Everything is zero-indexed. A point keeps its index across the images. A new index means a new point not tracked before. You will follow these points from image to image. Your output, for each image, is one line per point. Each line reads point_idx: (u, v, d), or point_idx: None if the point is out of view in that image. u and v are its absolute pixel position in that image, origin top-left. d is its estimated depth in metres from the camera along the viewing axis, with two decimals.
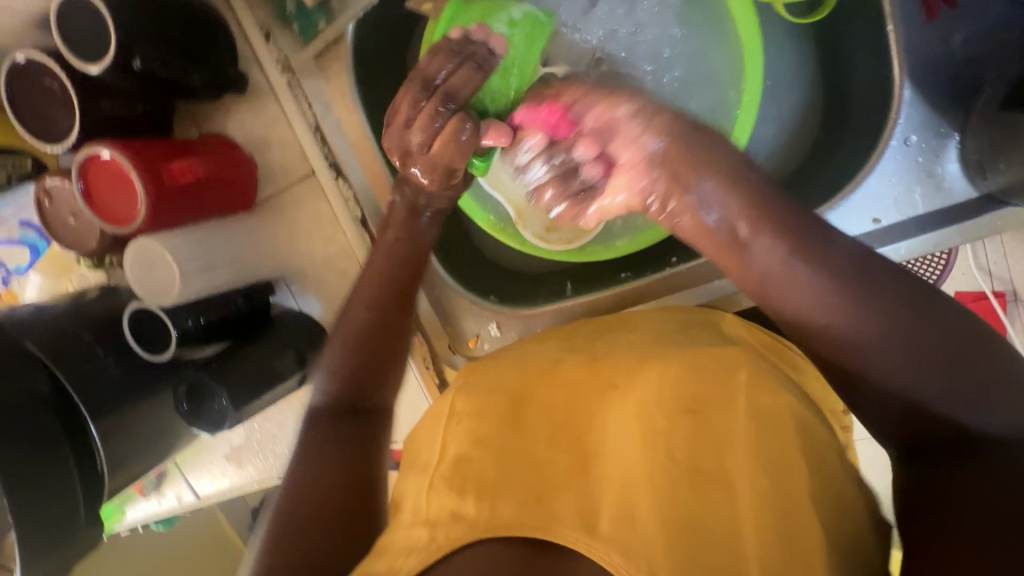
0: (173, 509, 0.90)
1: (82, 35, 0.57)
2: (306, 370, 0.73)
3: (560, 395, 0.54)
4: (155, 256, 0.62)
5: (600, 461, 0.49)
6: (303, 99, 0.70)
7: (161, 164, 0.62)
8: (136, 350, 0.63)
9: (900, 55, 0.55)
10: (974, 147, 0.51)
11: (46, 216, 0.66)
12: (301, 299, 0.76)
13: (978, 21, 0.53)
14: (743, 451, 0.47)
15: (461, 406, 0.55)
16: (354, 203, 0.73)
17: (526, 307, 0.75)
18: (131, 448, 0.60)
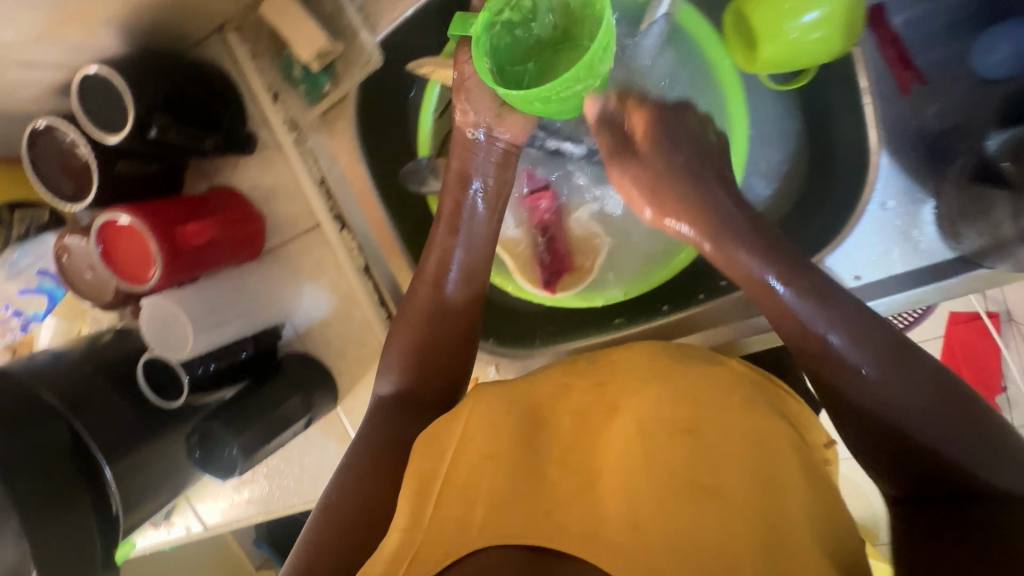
0: (179, 539, 0.98)
1: (101, 108, 0.61)
2: (312, 412, 0.78)
3: (571, 421, 0.57)
4: (170, 313, 0.66)
5: (603, 478, 0.52)
6: (309, 155, 0.75)
7: (175, 228, 0.65)
8: (145, 393, 0.68)
9: (880, 124, 0.57)
10: (946, 211, 0.54)
11: (64, 269, 0.72)
12: (308, 341, 0.80)
13: (944, 97, 0.61)
14: (734, 467, 0.50)
15: (474, 426, 0.57)
16: (357, 253, 0.77)
17: (523, 350, 0.79)
18: (139, 489, 0.67)
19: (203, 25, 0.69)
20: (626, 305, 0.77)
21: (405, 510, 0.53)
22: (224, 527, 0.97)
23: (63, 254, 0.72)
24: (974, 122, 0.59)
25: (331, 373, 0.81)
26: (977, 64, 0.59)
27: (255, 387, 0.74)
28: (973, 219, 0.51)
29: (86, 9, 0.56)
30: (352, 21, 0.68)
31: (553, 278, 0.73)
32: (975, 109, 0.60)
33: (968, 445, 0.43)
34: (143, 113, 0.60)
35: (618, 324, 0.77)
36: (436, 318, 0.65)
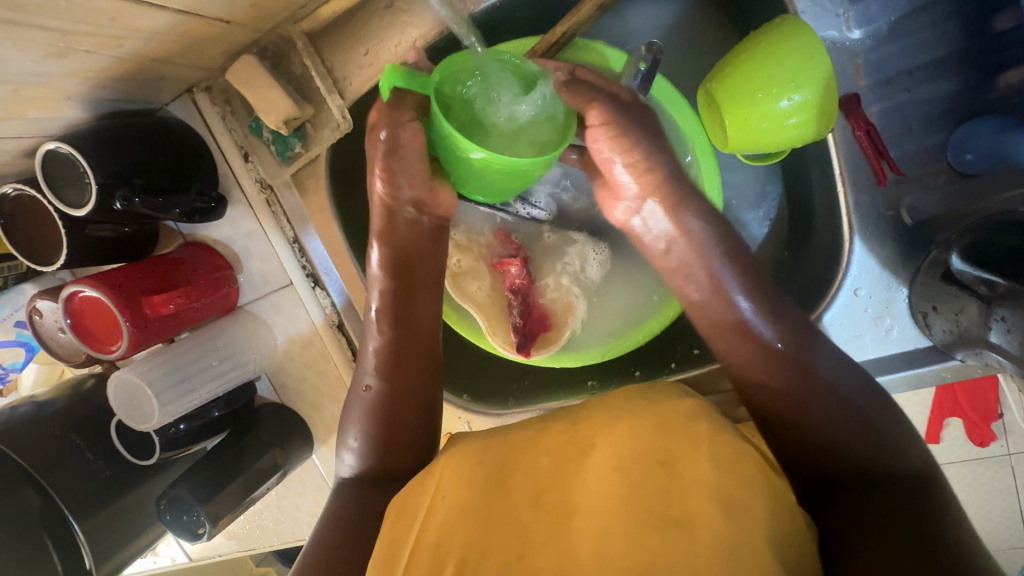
0: (167, 565, 1.03)
1: (69, 183, 0.62)
2: (287, 465, 0.79)
3: (547, 461, 0.52)
4: (135, 389, 0.70)
5: (580, 515, 0.47)
6: (282, 215, 0.75)
7: (141, 299, 0.66)
8: (121, 451, 0.76)
9: (852, 214, 0.58)
10: (918, 302, 0.56)
11: (38, 329, 0.73)
12: (282, 393, 0.82)
13: (924, 190, 0.55)
14: (705, 493, 0.45)
15: (449, 480, 0.53)
16: (331, 311, 0.79)
17: (495, 407, 0.80)
18: (116, 539, 0.73)
19: (172, 89, 0.69)
20: (601, 367, 0.79)
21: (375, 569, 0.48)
22: (207, 559, 1.01)
23: (35, 315, 0.72)
24: (954, 215, 0.53)
25: (306, 423, 0.82)
26: (954, 158, 0.53)
27: (226, 447, 0.76)
28: (951, 312, 0.53)
29: (44, 93, 0.56)
30: (320, 88, 0.68)
31: (528, 342, 0.72)
32: (962, 198, 0.53)
33: (872, 439, 0.51)
34: (104, 187, 0.60)
35: (591, 386, 0.80)
36: (398, 366, 0.65)
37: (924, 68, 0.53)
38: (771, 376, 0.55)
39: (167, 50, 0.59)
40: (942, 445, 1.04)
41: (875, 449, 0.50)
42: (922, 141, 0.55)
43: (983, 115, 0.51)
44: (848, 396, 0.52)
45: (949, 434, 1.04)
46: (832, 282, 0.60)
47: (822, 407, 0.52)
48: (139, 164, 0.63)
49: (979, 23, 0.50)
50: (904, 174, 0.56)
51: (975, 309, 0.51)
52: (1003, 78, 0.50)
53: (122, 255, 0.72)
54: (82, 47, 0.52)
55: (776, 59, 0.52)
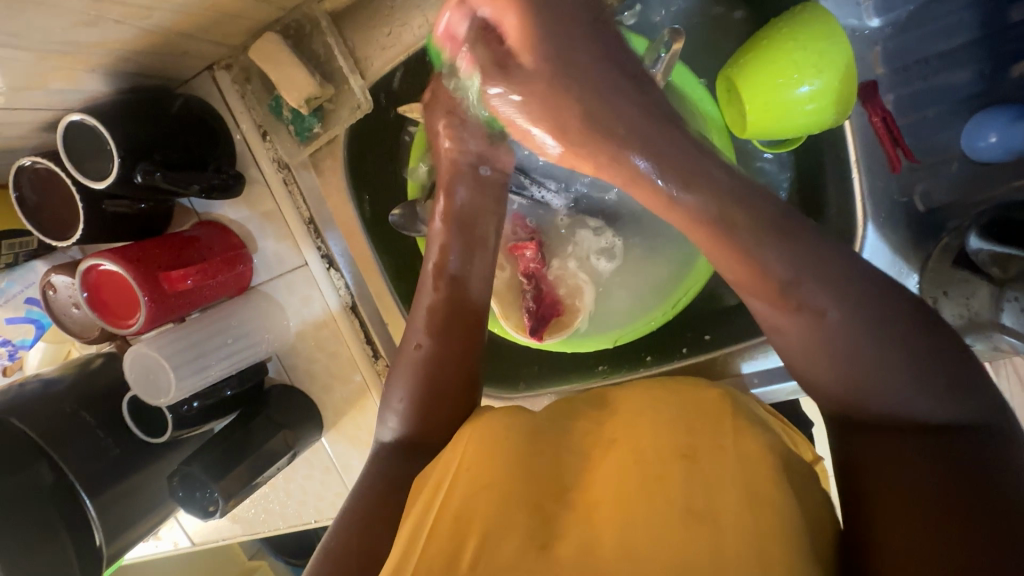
0: (168, 550, 1.02)
1: (89, 155, 0.62)
2: (297, 446, 0.79)
3: (570, 451, 0.53)
4: (153, 364, 0.70)
5: (604, 505, 0.47)
6: (298, 194, 0.75)
7: (159, 274, 0.66)
8: (133, 429, 0.75)
9: (867, 202, 0.60)
10: (929, 288, 0.57)
11: (51, 305, 0.73)
12: (293, 374, 0.82)
13: (937, 177, 0.57)
14: (729, 488, 0.44)
15: (469, 457, 0.51)
16: (345, 292, 0.79)
17: (506, 391, 0.81)
18: (125, 517, 0.73)
19: (193, 65, 0.69)
20: (612, 353, 0.80)
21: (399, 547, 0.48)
22: (209, 543, 1.01)
23: (49, 290, 0.72)
24: (965, 203, 0.55)
25: (316, 405, 0.83)
26: (969, 147, 0.54)
27: (239, 426, 0.76)
28: (964, 295, 0.53)
29: (71, 63, 0.56)
30: (342, 67, 0.68)
31: (540, 326, 0.73)
32: (975, 185, 0.55)
33: (945, 393, 0.41)
34: (126, 160, 0.61)
35: (601, 372, 0.80)
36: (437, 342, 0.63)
37: (942, 58, 0.55)
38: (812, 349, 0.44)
39: (192, 24, 0.59)
40: None
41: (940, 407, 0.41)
42: (939, 130, 0.56)
43: (995, 104, 0.53)
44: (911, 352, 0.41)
45: None
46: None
47: (872, 363, 0.42)
48: (162, 138, 0.64)
49: (995, 12, 0.51)
50: (919, 161, 0.57)
51: (986, 291, 0.52)
52: (1015, 68, 0.51)
53: (139, 232, 0.72)
54: (112, 16, 0.52)
55: (796, 43, 0.54)
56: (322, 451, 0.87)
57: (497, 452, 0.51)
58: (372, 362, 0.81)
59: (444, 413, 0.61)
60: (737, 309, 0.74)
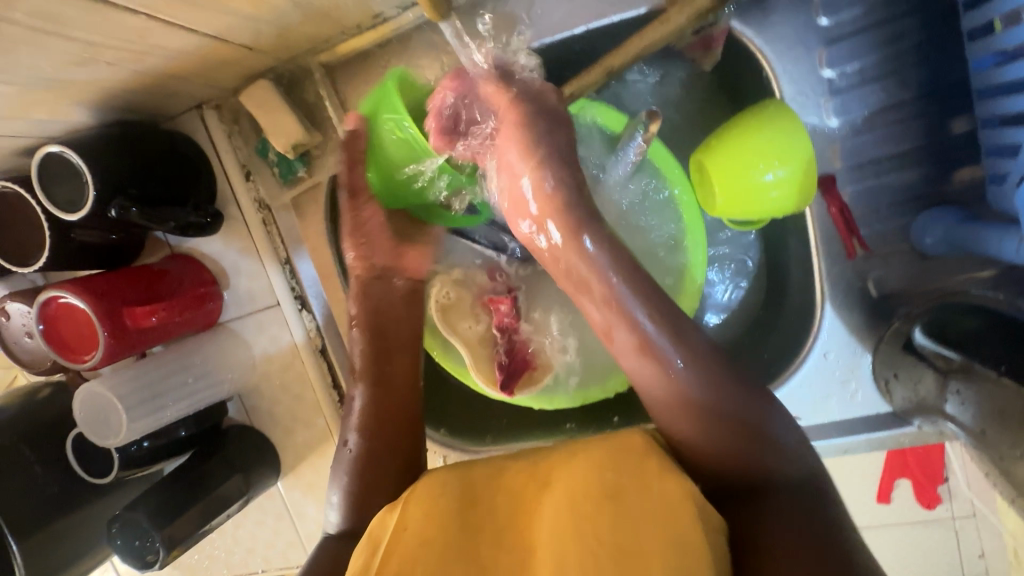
0: None
1: (63, 186, 0.61)
2: (250, 492, 0.76)
3: (505, 496, 0.50)
4: (106, 404, 0.68)
5: (538, 556, 0.44)
6: (276, 235, 0.75)
7: (123, 309, 0.64)
8: (76, 469, 0.71)
9: (824, 282, 0.63)
10: (880, 368, 0.61)
11: (3, 330, 0.70)
12: (253, 414, 0.80)
13: (890, 267, 0.61)
14: (653, 528, 0.42)
15: (413, 515, 0.49)
16: (316, 335, 0.78)
17: (473, 444, 0.81)
18: (54, 562, 0.68)
19: (182, 103, 0.69)
20: (581, 411, 0.80)
21: None
22: None
23: (2, 316, 0.69)
24: (912, 293, 0.60)
25: (274, 448, 0.80)
26: (919, 243, 0.58)
27: (191, 469, 0.73)
28: (908, 378, 0.58)
29: (56, 97, 0.56)
30: (332, 117, 0.70)
31: (511, 381, 0.73)
32: (921, 276, 0.59)
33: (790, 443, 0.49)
34: (101, 194, 0.60)
35: (570, 429, 0.81)
36: (389, 398, 0.68)
37: (895, 159, 0.59)
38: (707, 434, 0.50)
39: (185, 69, 0.60)
40: (891, 504, 1.10)
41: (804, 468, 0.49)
42: (894, 223, 0.60)
43: (938, 206, 0.57)
44: (767, 422, 0.50)
45: (899, 495, 1.09)
46: (805, 343, 0.64)
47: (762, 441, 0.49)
48: (140, 173, 0.63)
49: (939, 125, 0.56)
50: (871, 250, 0.61)
51: (930, 379, 0.54)
52: (958, 173, 0.57)
53: (107, 261, 0.71)
54: (105, 58, 0.52)
55: (758, 138, 0.58)
56: (277, 496, 0.84)
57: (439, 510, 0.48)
58: (337, 407, 0.79)
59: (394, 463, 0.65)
60: None
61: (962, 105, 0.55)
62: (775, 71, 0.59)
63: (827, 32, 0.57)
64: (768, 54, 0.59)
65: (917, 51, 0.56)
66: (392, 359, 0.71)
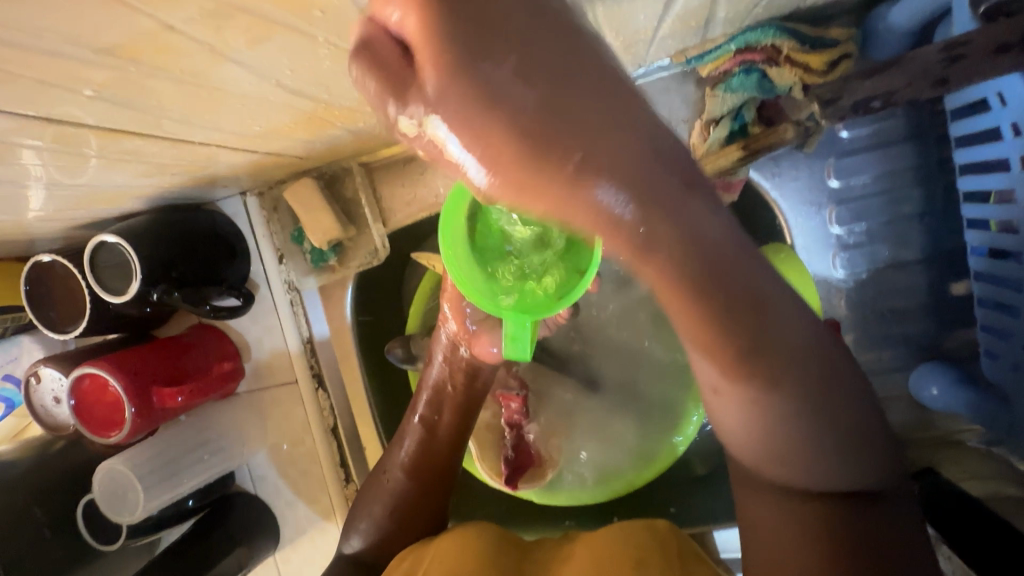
0: None
1: (110, 268, 0.65)
2: (248, 565, 0.78)
3: (535, 563, 0.53)
4: (123, 479, 0.69)
5: None
6: (301, 316, 0.78)
7: (152, 389, 0.67)
8: (81, 533, 0.72)
9: None
10: None
11: (31, 395, 0.73)
12: (258, 484, 0.82)
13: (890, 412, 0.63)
14: None
15: (439, 560, 0.52)
16: (329, 413, 0.80)
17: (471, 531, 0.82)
18: None
19: (229, 190, 0.74)
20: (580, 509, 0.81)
21: None
22: None
23: (33, 378, 0.73)
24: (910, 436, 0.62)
25: (275, 519, 0.82)
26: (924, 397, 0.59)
27: (194, 540, 0.75)
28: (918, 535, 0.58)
29: (120, 194, 0.60)
30: (367, 215, 0.74)
31: (515, 475, 0.75)
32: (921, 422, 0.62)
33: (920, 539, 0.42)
34: (145, 283, 0.64)
35: (568, 526, 0.82)
36: (426, 463, 0.66)
37: (896, 313, 0.62)
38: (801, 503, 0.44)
39: (241, 171, 0.63)
40: None
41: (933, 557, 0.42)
42: (893, 372, 0.63)
43: (937, 360, 0.60)
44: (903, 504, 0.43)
45: None
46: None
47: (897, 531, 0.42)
48: (186, 260, 0.68)
49: (939, 285, 0.60)
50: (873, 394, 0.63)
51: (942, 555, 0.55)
52: (958, 333, 0.59)
53: (138, 327, 0.75)
54: (172, 170, 0.56)
55: (772, 282, 0.60)
56: (270, 568, 0.84)
57: (468, 557, 0.51)
58: (342, 486, 0.81)
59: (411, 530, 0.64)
60: (708, 485, 0.77)
61: (962, 270, 0.58)
62: (788, 221, 0.63)
63: (837, 193, 0.60)
64: (783, 205, 0.62)
65: (920, 218, 0.59)
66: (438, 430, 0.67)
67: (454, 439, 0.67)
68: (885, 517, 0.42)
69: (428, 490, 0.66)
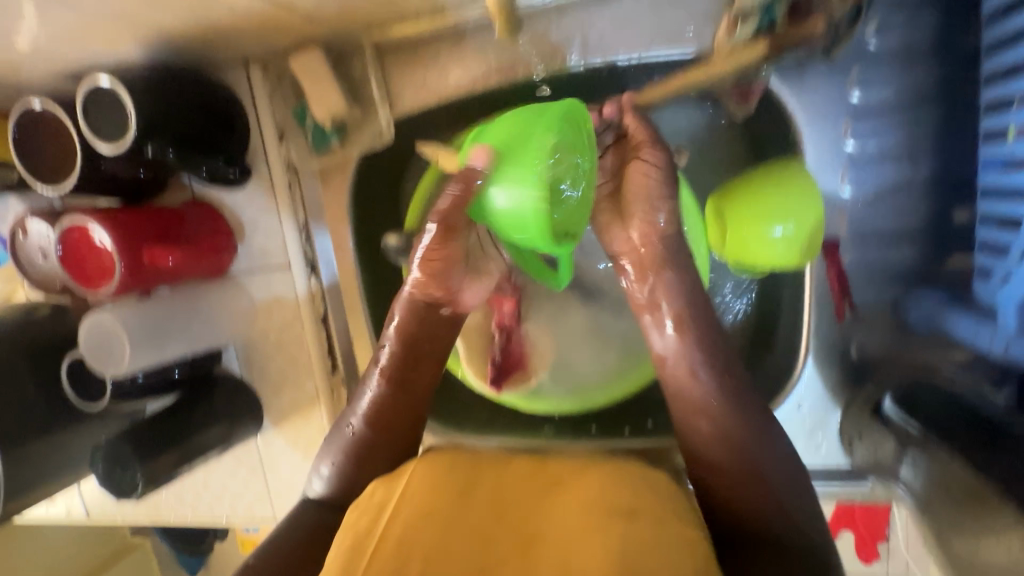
0: (60, 516, 1.01)
1: (102, 119, 0.62)
2: (230, 440, 0.80)
3: (506, 484, 0.55)
4: (110, 333, 0.67)
5: (541, 547, 0.47)
6: (299, 199, 0.77)
7: (144, 246, 0.66)
8: (66, 393, 0.73)
9: (809, 338, 0.66)
10: (849, 428, 0.66)
11: (18, 250, 0.72)
12: (245, 366, 0.83)
13: (870, 333, 0.65)
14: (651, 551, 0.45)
15: (418, 486, 0.55)
16: (320, 301, 0.80)
17: (452, 430, 0.84)
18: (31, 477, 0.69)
19: (230, 56, 0.70)
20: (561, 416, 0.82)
21: (337, 566, 0.47)
22: (103, 518, 1.00)
23: (19, 232, 0.71)
24: (888, 362, 0.63)
25: (260, 401, 0.83)
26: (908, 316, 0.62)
27: (177, 408, 0.76)
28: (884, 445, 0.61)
29: (116, 32, 0.57)
30: (375, 96, 0.72)
31: (501, 378, 0.78)
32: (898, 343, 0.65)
33: (791, 487, 0.54)
34: (141, 134, 0.61)
35: (547, 432, 0.82)
36: (404, 390, 0.66)
37: (893, 233, 0.62)
38: (707, 448, 0.56)
39: (242, 27, 0.61)
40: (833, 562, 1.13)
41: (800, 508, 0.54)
42: (880, 293, 0.64)
43: (923, 285, 0.62)
44: (780, 459, 0.55)
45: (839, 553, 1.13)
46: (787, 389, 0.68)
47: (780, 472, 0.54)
48: (180, 117, 0.65)
49: (944, 213, 0.60)
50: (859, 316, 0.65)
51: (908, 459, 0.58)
52: (950, 260, 0.60)
53: (131, 191, 0.72)
54: (174, 7, 0.53)
55: (771, 195, 0.61)
56: (254, 450, 0.88)
57: (448, 488, 0.53)
58: (328, 374, 0.82)
59: (385, 454, 0.65)
60: None
61: (966, 197, 0.59)
62: (803, 135, 0.62)
63: (856, 109, 0.60)
64: (800, 117, 0.62)
65: (936, 139, 0.59)
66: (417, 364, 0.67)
67: (432, 369, 0.67)
68: (762, 467, 0.55)
69: (402, 417, 0.66)
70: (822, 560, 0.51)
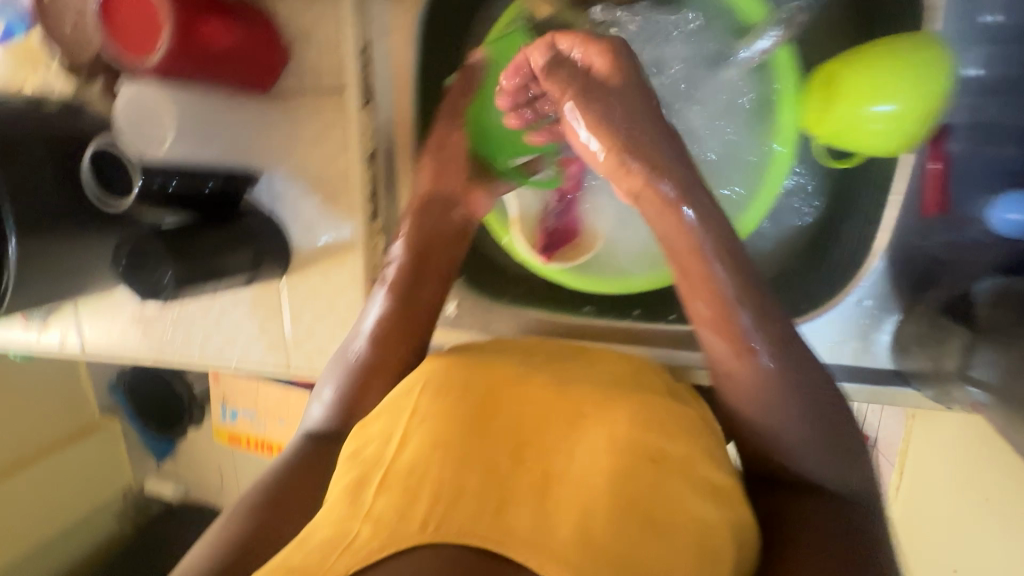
0: (52, 345, 0.97)
1: None
2: (256, 273, 0.76)
3: (526, 410, 0.58)
4: (155, 108, 0.63)
5: (560, 485, 0.51)
6: (364, 17, 0.70)
7: (200, 18, 0.60)
8: (87, 187, 0.64)
9: (889, 233, 0.65)
10: (907, 332, 0.65)
11: None
12: (278, 201, 0.78)
13: (953, 232, 0.64)
14: (668, 496, 0.51)
15: (431, 414, 0.58)
16: (370, 137, 0.74)
17: (489, 299, 0.81)
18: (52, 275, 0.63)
19: None
20: (603, 299, 0.80)
21: (347, 497, 0.53)
22: (99, 353, 0.95)
23: None
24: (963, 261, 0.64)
25: (289, 241, 0.79)
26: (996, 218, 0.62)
27: (208, 223, 0.72)
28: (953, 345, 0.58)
29: None
30: None
31: (551, 246, 0.76)
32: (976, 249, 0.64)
33: (826, 447, 0.55)
34: None
35: (587, 312, 0.80)
36: (412, 294, 0.70)
37: (1000, 128, 0.61)
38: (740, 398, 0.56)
39: None
40: None
41: (832, 460, 0.55)
42: (971, 194, 0.63)
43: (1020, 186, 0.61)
44: (817, 415, 0.55)
45: None
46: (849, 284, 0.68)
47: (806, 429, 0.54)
48: None
49: None
50: (948, 213, 0.63)
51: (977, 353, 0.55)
52: None
53: None
54: None
55: (880, 66, 0.58)
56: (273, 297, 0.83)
57: (457, 413, 0.58)
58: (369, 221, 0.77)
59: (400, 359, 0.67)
60: None
61: None
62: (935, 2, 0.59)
63: None
64: None
65: None
66: (422, 274, 0.70)
67: (439, 263, 0.72)
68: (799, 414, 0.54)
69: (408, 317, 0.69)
70: (844, 506, 0.54)
